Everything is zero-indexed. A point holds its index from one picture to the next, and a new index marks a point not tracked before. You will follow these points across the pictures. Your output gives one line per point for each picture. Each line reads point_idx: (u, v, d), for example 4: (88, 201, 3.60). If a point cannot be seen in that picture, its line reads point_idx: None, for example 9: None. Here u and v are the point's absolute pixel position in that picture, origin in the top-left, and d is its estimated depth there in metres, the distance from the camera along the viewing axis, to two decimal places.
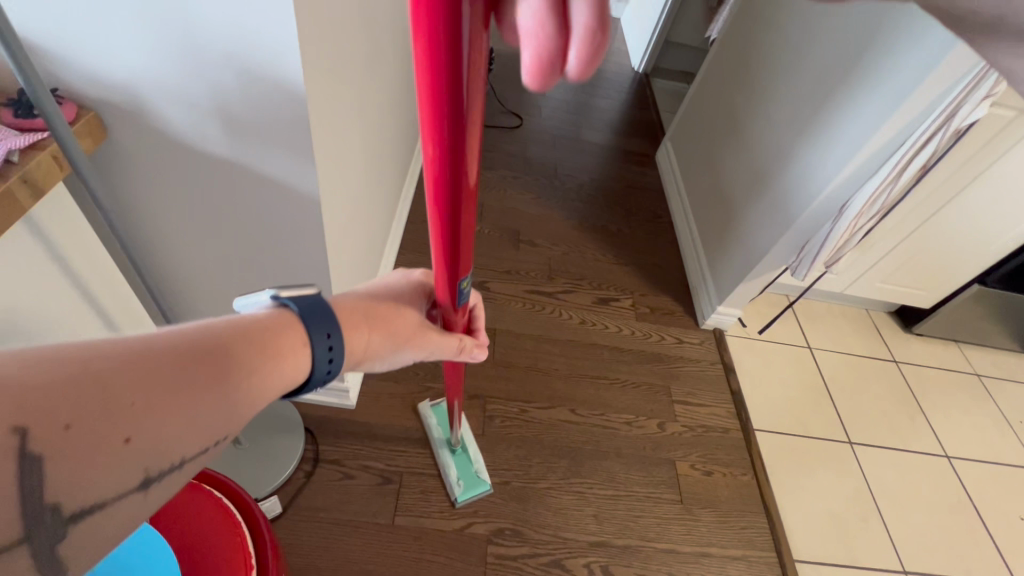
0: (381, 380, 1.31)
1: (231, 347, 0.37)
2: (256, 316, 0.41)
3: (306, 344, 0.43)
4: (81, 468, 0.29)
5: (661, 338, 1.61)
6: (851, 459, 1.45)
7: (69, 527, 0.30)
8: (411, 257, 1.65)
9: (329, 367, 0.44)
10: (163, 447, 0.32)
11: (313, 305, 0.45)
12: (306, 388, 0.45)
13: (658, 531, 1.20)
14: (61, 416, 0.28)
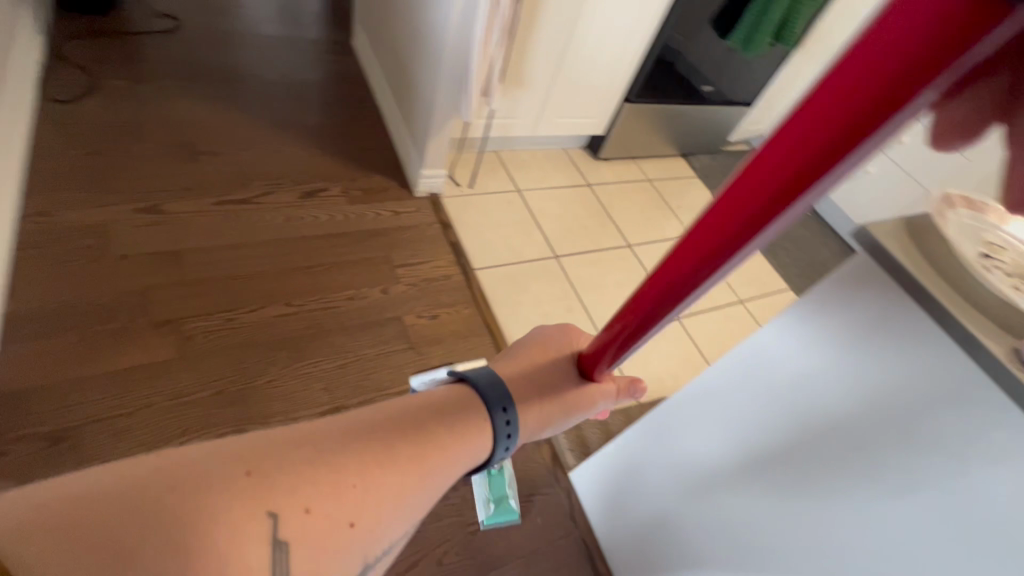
0: (29, 341, 1.10)
1: (421, 439, 0.45)
2: (444, 394, 0.51)
3: (486, 424, 0.50)
4: (320, 555, 0.37)
5: (378, 215, 1.63)
6: (556, 269, 1.71)
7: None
8: (45, 197, 1.34)
9: (507, 441, 0.51)
10: (377, 536, 0.41)
11: (484, 377, 0.54)
12: (490, 461, 0.52)
13: (391, 379, 1.28)
14: (302, 503, 0.38)
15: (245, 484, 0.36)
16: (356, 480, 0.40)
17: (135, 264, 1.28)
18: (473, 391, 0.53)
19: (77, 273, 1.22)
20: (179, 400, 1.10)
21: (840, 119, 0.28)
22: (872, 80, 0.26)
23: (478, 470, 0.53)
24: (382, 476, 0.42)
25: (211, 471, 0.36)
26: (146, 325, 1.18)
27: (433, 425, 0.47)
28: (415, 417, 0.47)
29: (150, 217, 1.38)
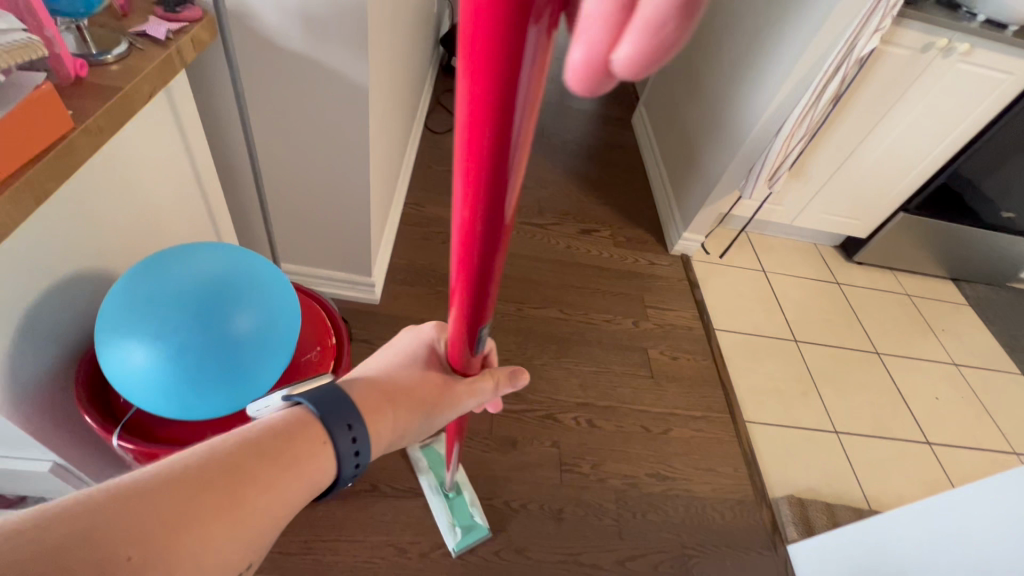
0: (399, 285, 1.56)
1: (244, 483, 0.41)
2: (269, 421, 0.47)
3: (325, 443, 0.47)
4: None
5: (635, 260, 1.88)
6: (794, 352, 1.72)
7: None
8: (419, 194, 1.89)
9: (356, 460, 0.48)
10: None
11: (319, 397, 0.49)
12: (336, 486, 0.49)
13: (633, 397, 1.45)
14: (124, 551, 0.35)
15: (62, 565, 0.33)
16: (136, 549, 0.35)
17: None
18: (314, 415, 0.48)
19: (431, 249, 1.70)
20: None
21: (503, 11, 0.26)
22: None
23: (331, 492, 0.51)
24: (209, 529, 0.38)
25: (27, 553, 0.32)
26: None
27: (263, 471, 0.43)
28: (250, 448, 0.43)
29: None
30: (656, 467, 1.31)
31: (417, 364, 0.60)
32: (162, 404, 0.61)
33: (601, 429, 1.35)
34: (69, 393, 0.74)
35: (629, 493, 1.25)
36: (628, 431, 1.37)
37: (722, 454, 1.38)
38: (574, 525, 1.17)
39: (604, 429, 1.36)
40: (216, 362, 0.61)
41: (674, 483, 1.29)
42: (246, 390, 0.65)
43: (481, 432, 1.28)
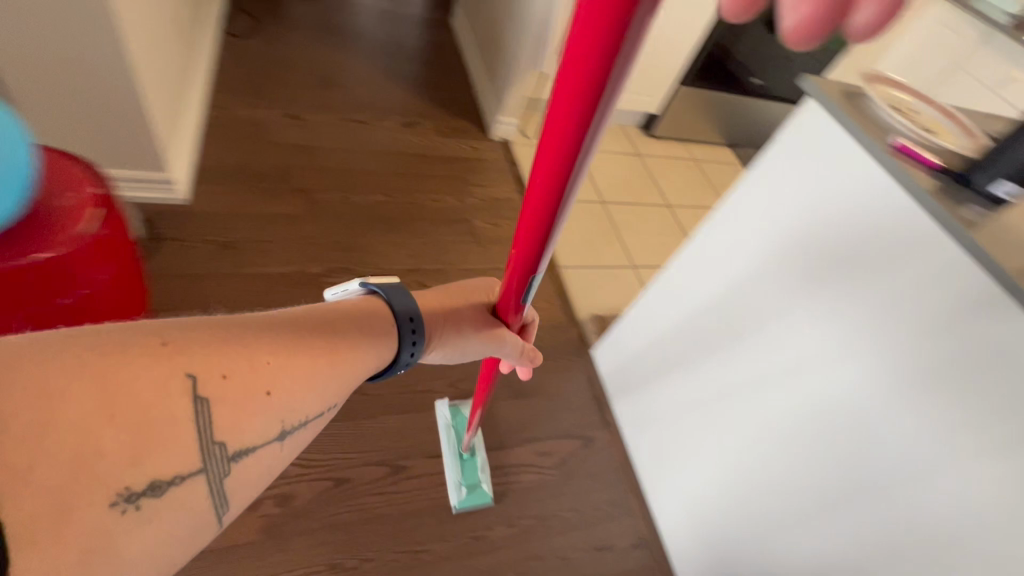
0: (209, 184, 1.51)
1: (332, 337, 0.50)
2: (353, 304, 0.57)
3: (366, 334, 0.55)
4: (236, 414, 0.41)
5: (459, 147, 1.99)
6: (601, 211, 2.00)
7: (233, 462, 0.41)
8: (223, 97, 1.80)
9: (411, 352, 0.60)
10: (291, 408, 0.45)
11: (396, 293, 0.61)
12: (395, 365, 0.60)
13: (460, 259, 1.61)
14: (219, 368, 0.40)
15: (158, 352, 0.37)
16: (248, 376, 0.42)
17: (281, 149, 1.70)
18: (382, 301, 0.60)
19: (243, 149, 1.65)
20: (304, 241, 1.48)
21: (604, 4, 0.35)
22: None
23: (383, 371, 0.61)
24: (315, 364, 0.47)
25: (128, 338, 0.36)
26: (286, 189, 1.58)
27: (343, 325, 0.53)
28: (327, 320, 0.52)
29: (292, 121, 1.81)
30: None
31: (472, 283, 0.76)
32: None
33: (429, 287, 1.50)
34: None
35: None
36: (455, 285, 1.53)
37: (538, 292, 1.61)
38: None
39: (433, 286, 1.50)
40: None
41: None
42: None
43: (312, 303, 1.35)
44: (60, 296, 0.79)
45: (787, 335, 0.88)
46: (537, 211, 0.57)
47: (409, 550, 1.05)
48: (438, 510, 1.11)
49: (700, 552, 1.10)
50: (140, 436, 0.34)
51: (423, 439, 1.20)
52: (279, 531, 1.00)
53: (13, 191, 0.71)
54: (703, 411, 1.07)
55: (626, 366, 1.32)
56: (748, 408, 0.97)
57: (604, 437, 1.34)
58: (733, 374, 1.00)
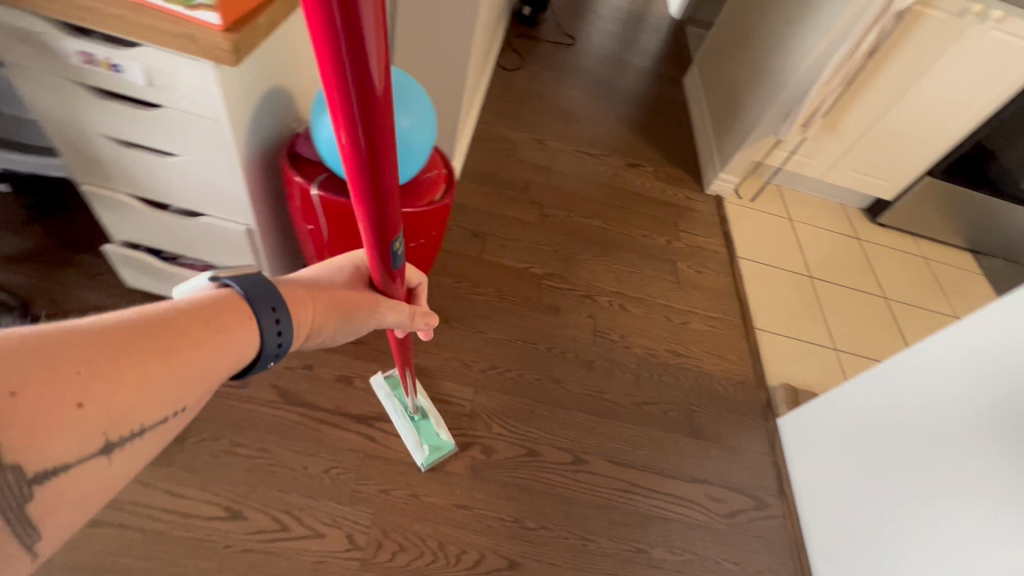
0: (470, 183, 1.84)
1: (178, 334, 0.42)
2: (197, 297, 0.47)
3: (252, 321, 0.48)
4: (34, 432, 0.33)
5: (674, 194, 2.11)
6: (807, 285, 1.94)
7: (36, 484, 0.34)
8: (489, 116, 2.17)
9: (279, 340, 0.50)
10: (115, 416, 0.38)
11: (252, 284, 0.50)
12: (257, 363, 0.50)
13: (661, 294, 1.70)
14: (8, 384, 0.32)
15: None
16: (84, 397, 0.36)
17: (525, 166, 1.98)
18: (241, 296, 0.49)
19: (497, 160, 1.97)
20: (533, 245, 1.71)
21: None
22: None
23: (249, 371, 0.51)
24: (164, 376, 0.40)
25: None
26: (525, 199, 1.85)
27: (203, 323, 0.44)
28: (175, 318, 0.43)
29: (537, 145, 2.11)
30: (673, 345, 1.57)
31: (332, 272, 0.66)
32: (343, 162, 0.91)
33: (629, 311, 1.62)
34: (272, 165, 1.04)
35: (648, 359, 1.51)
36: (653, 316, 1.63)
37: (730, 346, 1.62)
38: (602, 372, 1.44)
39: (633, 312, 1.62)
40: None
41: (687, 360, 1.55)
42: (401, 167, 0.95)
43: (532, 298, 1.55)
44: (416, 240, 1.05)
45: (988, 443, 0.92)
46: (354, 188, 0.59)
47: (579, 537, 1.14)
48: (608, 512, 1.19)
49: None
50: None
51: (605, 444, 1.30)
52: (480, 475, 1.17)
53: (417, 162, 0.99)
54: (896, 528, 1.05)
55: (803, 443, 1.35)
56: (941, 520, 0.97)
57: (778, 507, 1.31)
58: (929, 481, 1.01)
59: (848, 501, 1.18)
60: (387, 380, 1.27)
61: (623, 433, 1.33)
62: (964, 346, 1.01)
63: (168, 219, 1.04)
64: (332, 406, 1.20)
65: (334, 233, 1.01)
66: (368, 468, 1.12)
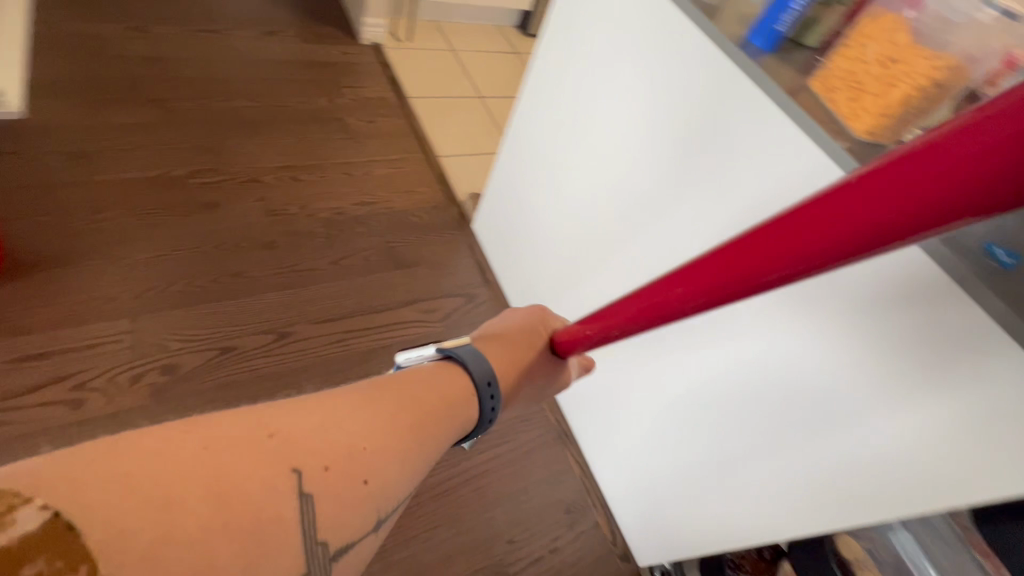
0: (48, 100, 1.44)
1: (419, 419, 0.51)
2: (431, 364, 0.61)
3: (470, 388, 0.60)
4: (335, 504, 0.42)
5: (327, 52, 1.96)
6: (478, 105, 2.06)
7: (335, 560, 0.41)
8: (50, 12, 1.67)
9: (491, 409, 0.62)
10: (383, 495, 0.45)
11: (469, 357, 0.63)
12: (479, 426, 0.62)
13: (336, 154, 1.64)
14: (321, 462, 0.42)
15: (268, 447, 0.40)
16: (367, 475, 0.44)
17: (125, 62, 1.62)
18: (460, 364, 0.63)
19: (82, 64, 1.56)
20: (164, 147, 1.46)
21: (903, 203, 0.34)
22: (934, 180, 0.32)
23: (466, 439, 0.62)
24: (419, 450, 0.49)
25: (238, 434, 0.40)
26: (136, 100, 1.53)
27: (431, 402, 0.54)
28: (410, 392, 0.53)
29: (136, 34, 1.71)
30: (359, 197, 1.56)
31: (522, 316, 0.79)
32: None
33: (305, 180, 1.53)
34: None
35: (336, 218, 1.48)
36: (332, 178, 1.57)
37: (416, 180, 1.67)
38: (289, 247, 1.37)
39: (307, 180, 1.54)
40: None
41: (377, 205, 1.56)
42: None
43: (180, 203, 1.36)
44: None
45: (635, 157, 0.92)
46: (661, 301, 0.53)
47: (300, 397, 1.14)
48: (326, 364, 1.21)
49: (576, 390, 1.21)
50: (293, 510, 0.39)
51: (308, 309, 1.28)
52: (166, 394, 1.07)
53: None
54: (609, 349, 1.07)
55: (496, 232, 1.44)
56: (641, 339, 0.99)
57: (485, 293, 1.48)
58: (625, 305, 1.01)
59: (545, 262, 1.26)
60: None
61: (325, 292, 1.32)
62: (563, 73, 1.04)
63: None
64: None
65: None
66: (9, 452, 0.94)
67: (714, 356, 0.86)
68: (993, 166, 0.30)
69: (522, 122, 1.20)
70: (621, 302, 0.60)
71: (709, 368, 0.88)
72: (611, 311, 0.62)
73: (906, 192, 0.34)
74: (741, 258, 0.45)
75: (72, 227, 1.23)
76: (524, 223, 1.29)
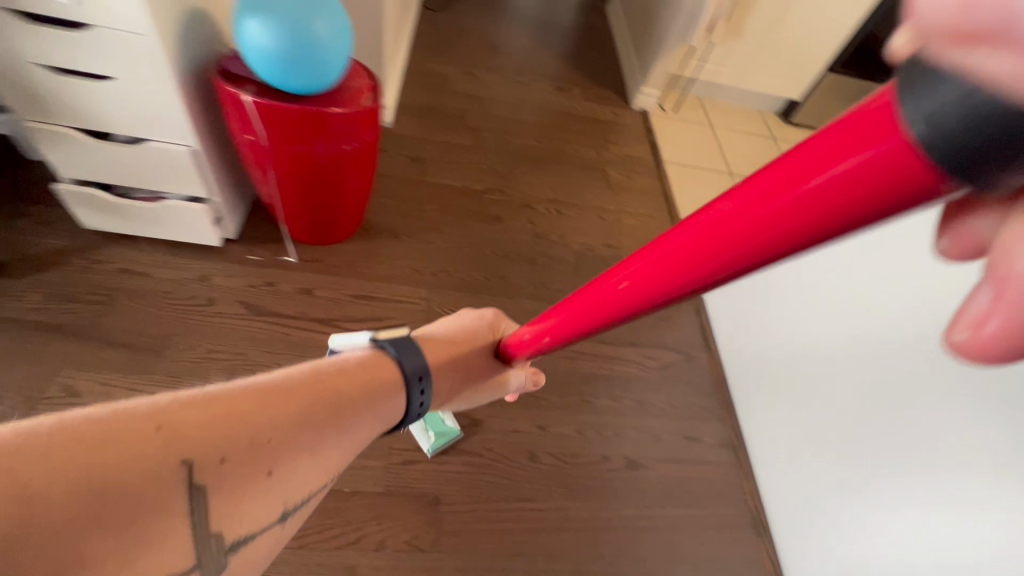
0: (406, 116, 1.93)
1: (323, 410, 0.57)
2: (358, 359, 0.65)
3: (399, 385, 0.67)
4: (235, 496, 0.48)
5: (603, 112, 2.24)
6: (727, 182, 2.12)
7: (231, 547, 0.48)
8: (419, 54, 2.23)
9: (421, 402, 0.69)
10: (286, 488, 0.52)
11: (407, 353, 0.69)
12: (405, 420, 0.69)
13: (595, 198, 1.86)
14: (218, 454, 0.47)
15: (157, 439, 0.43)
16: (270, 467, 0.50)
17: (457, 96, 2.08)
18: (393, 358, 0.68)
19: (431, 93, 2.06)
20: (470, 165, 1.83)
21: (808, 214, 0.28)
22: (840, 197, 0.26)
23: (397, 426, 0.70)
24: (320, 447, 0.56)
25: (125, 427, 0.43)
26: (460, 126, 1.95)
27: (348, 394, 0.60)
28: (326, 391, 0.58)
29: (468, 77, 2.19)
30: (607, 240, 1.73)
31: (460, 321, 0.84)
32: (275, 70, 1.02)
33: (566, 215, 1.77)
34: (203, 81, 1.13)
35: (585, 253, 1.67)
36: (588, 217, 1.78)
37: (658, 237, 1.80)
38: (545, 267, 1.59)
39: (568, 215, 1.77)
40: (297, 59, 1.00)
41: (620, 250, 1.71)
42: (316, 79, 1.06)
43: (474, 211, 1.68)
44: (350, 142, 1.18)
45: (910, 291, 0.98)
46: (610, 302, 0.49)
47: (532, 394, 1.31)
48: (556, 374, 1.36)
49: (784, 478, 1.23)
50: (185, 507, 0.43)
51: None
52: None
53: (336, 71, 1.08)
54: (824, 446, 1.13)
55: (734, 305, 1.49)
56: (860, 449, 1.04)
57: (704, 358, 1.51)
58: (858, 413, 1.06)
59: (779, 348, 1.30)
60: (346, 288, 1.39)
61: None
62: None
63: (116, 148, 1.14)
64: (297, 311, 1.32)
65: (275, 138, 1.12)
66: None
67: (1023, 501, 0.78)
68: (886, 178, 0.23)
69: None
70: (574, 301, 0.56)
71: (1009, 511, 0.80)
72: (565, 305, 0.58)
73: (815, 212, 0.27)
74: (660, 266, 0.40)
75: (403, 210, 1.62)
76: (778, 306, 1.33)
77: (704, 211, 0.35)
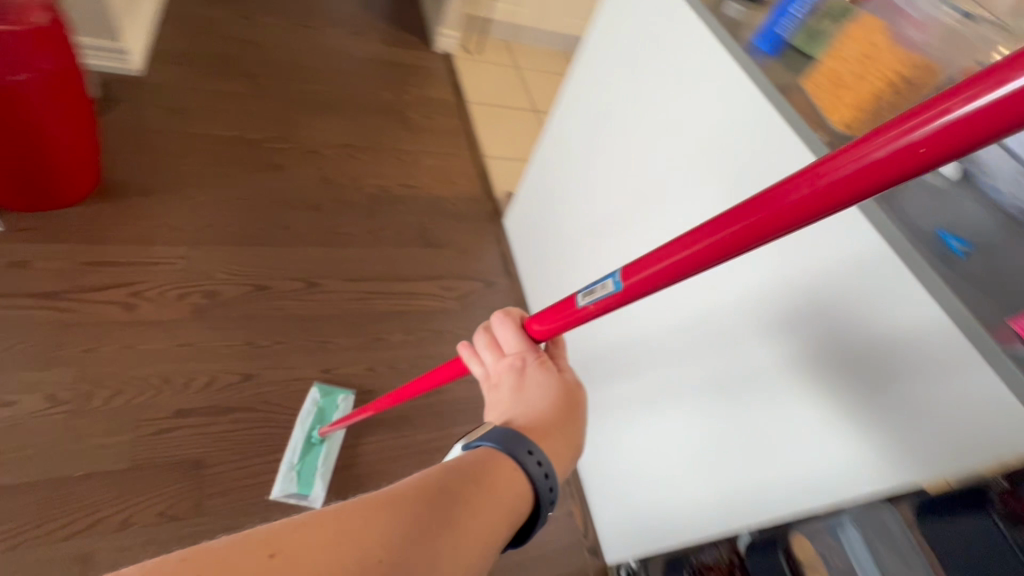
0: (163, 63, 1.69)
1: (437, 506, 0.44)
2: (459, 457, 0.50)
3: (515, 471, 0.50)
4: None
5: (405, 55, 2.17)
6: (531, 118, 2.18)
7: None
8: None
9: (547, 483, 0.51)
10: None
11: (498, 436, 0.52)
12: (535, 518, 0.51)
13: (392, 140, 1.79)
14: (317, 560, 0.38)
15: (257, 563, 0.36)
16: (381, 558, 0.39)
17: (231, 41, 1.87)
18: (497, 448, 0.51)
19: (197, 38, 1.82)
20: (246, 113, 1.66)
21: (908, 156, 0.33)
22: (953, 139, 0.31)
23: (518, 537, 0.53)
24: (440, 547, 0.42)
25: (235, 552, 0.37)
26: (233, 73, 1.76)
27: (451, 490, 0.46)
28: (442, 485, 0.46)
29: (244, 21, 1.97)
30: (404, 180, 1.69)
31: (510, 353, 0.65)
32: None
33: (359, 158, 1.68)
34: None
35: (381, 195, 1.61)
36: (385, 160, 1.72)
37: (459, 173, 1.79)
38: (333, 211, 1.51)
39: (362, 159, 1.69)
40: None
41: (419, 189, 1.68)
42: None
43: (249, 161, 1.53)
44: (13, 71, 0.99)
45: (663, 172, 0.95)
46: (673, 260, 0.48)
47: (317, 340, 1.25)
48: (345, 316, 1.31)
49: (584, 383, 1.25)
50: None
51: (339, 267, 1.40)
52: (206, 314, 1.20)
53: None
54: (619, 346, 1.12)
55: (525, 227, 1.53)
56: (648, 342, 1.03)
57: (504, 282, 1.55)
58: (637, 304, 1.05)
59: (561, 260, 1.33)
60: (79, 256, 1.20)
61: (358, 254, 1.44)
62: (599, 67, 1.13)
63: None
64: (8, 288, 1.11)
65: None
66: (69, 334, 1.09)
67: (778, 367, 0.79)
68: (990, 118, 0.29)
69: (563, 124, 1.28)
70: (626, 272, 0.53)
71: (771, 382, 0.80)
72: (626, 271, 0.53)
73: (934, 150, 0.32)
74: (752, 220, 0.42)
75: (158, 166, 1.43)
76: (559, 210, 1.32)
77: (820, 159, 0.37)
